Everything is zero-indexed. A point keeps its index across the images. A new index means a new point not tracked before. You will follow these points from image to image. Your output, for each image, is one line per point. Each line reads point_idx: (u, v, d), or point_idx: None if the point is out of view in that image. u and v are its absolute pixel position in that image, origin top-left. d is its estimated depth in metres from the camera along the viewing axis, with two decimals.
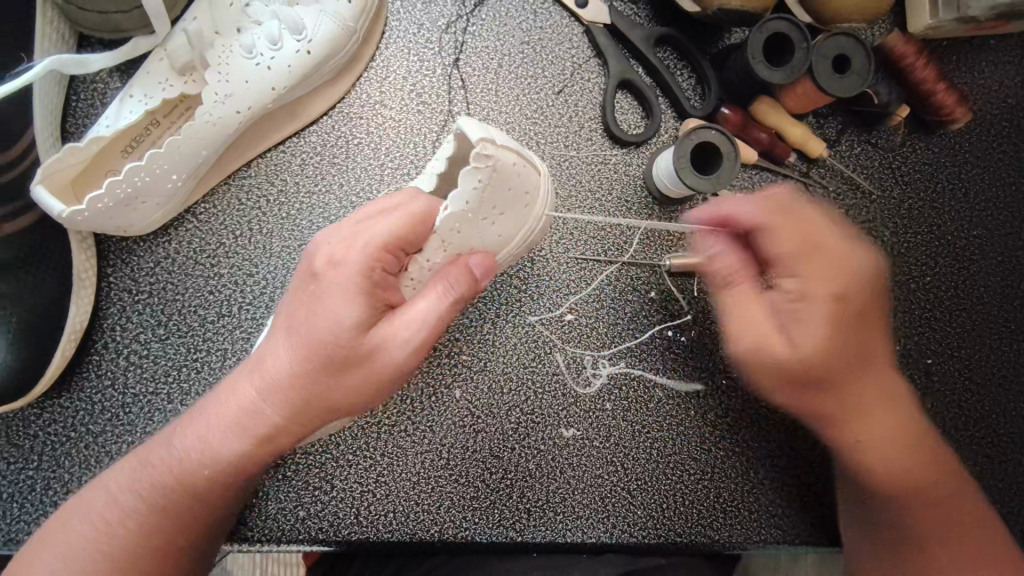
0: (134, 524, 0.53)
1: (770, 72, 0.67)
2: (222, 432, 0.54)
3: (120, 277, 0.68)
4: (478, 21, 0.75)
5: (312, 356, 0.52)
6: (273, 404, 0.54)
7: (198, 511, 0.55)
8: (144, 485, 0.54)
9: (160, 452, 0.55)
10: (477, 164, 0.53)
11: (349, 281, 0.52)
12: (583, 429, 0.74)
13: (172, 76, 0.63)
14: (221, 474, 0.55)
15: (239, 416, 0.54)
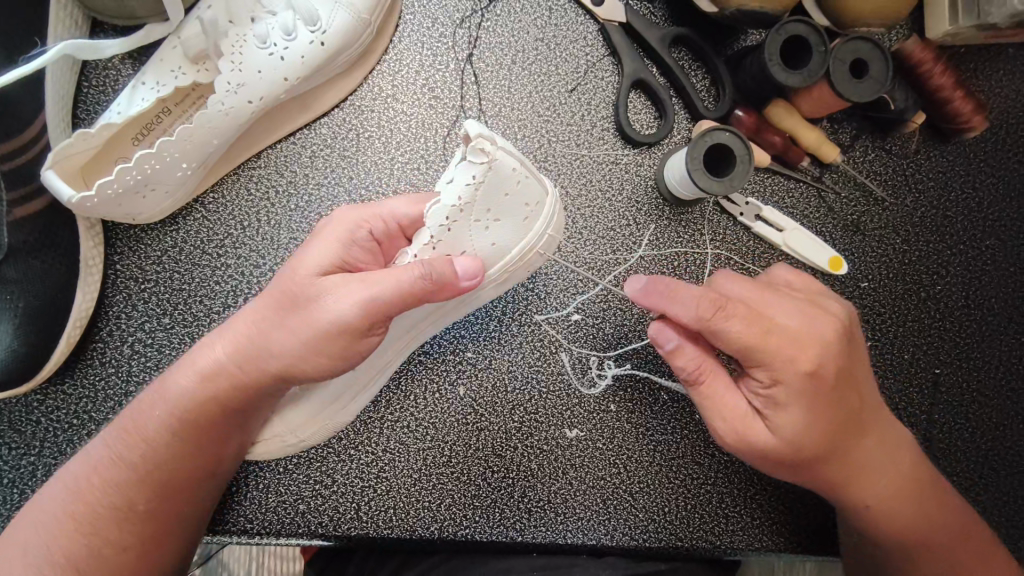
0: (103, 478, 0.56)
1: (787, 75, 0.67)
2: (179, 373, 0.58)
3: (126, 265, 0.68)
4: (493, 17, 0.74)
5: (269, 303, 0.55)
6: (225, 344, 0.57)
7: (163, 473, 0.57)
8: (112, 431, 0.58)
9: (131, 406, 0.59)
10: (473, 158, 0.52)
11: (327, 238, 0.57)
12: (587, 430, 0.73)
13: (186, 65, 0.63)
14: (176, 423, 0.57)
15: (198, 361, 0.57)
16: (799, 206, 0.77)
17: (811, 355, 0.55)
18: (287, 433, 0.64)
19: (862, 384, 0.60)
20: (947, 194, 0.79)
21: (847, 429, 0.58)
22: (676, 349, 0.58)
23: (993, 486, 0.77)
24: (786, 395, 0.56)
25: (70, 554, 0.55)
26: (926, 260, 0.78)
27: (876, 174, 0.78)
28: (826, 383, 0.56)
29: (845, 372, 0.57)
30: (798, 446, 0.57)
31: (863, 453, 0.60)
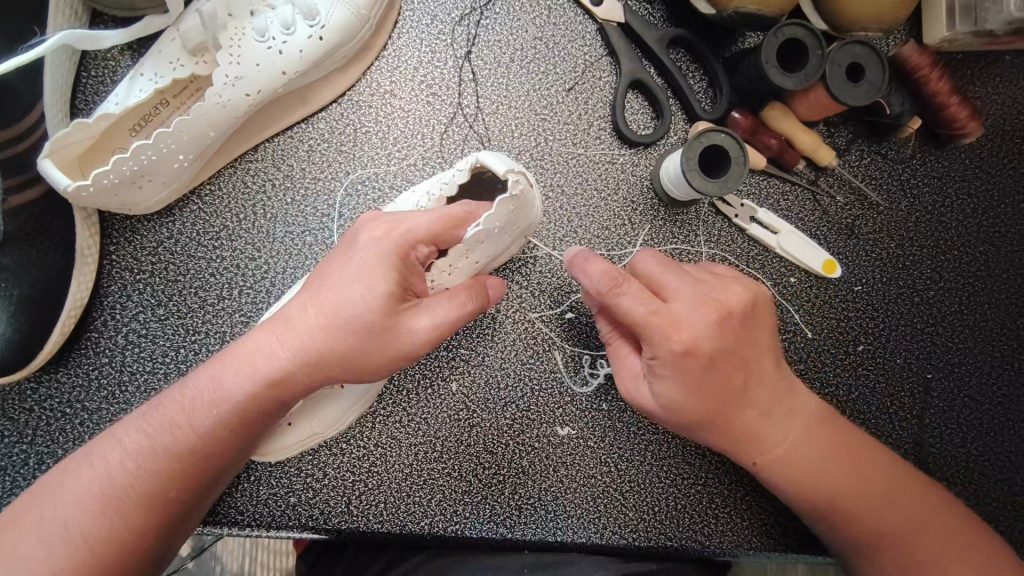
0: (144, 470, 0.53)
1: (784, 78, 0.67)
2: (234, 371, 0.55)
3: (122, 255, 0.68)
4: (492, 15, 0.74)
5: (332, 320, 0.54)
6: (288, 351, 0.54)
7: (198, 467, 0.55)
8: (154, 418, 0.55)
9: (173, 396, 0.56)
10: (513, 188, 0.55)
11: (375, 258, 0.54)
12: (578, 428, 0.74)
13: (184, 57, 0.63)
14: (222, 419, 0.54)
15: (254, 364, 0.55)
16: (794, 209, 0.77)
17: (691, 337, 0.56)
18: (323, 429, 0.67)
19: (753, 358, 0.59)
20: (942, 199, 0.79)
21: (733, 401, 0.59)
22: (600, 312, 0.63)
23: (984, 490, 0.78)
24: (665, 370, 0.57)
25: (93, 549, 0.51)
26: (921, 264, 0.79)
27: (871, 178, 0.79)
28: (700, 361, 0.56)
29: (731, 349, 0.57)
30: (685, 413, 0.58)
31: (751, 422, 0.60)
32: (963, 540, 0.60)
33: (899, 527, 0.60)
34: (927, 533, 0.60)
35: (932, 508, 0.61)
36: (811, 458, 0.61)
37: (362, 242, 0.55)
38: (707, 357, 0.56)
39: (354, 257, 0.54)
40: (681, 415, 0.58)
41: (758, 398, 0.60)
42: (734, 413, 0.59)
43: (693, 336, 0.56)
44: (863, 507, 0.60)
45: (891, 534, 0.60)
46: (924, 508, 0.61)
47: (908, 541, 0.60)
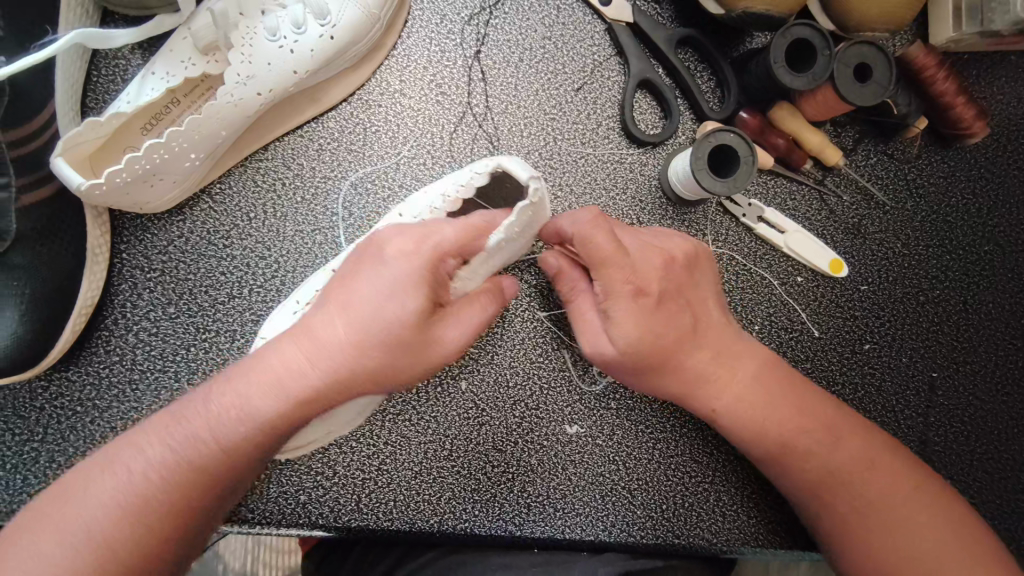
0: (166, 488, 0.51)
1: (792, 78, 0.67)
2: (263, 388, 0.52)
3: (132, 254, 0.68)
4: (502, 14, 0.74)
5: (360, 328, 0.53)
6: (320, 370, 0.52)
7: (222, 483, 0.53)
8: (179, 429, 0.52)
9: (201, 410, 0.53)
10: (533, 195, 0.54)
11: (409, 274, 0.51)
12: (587, 426, 0.74)
13: (196, 55, 0.63)
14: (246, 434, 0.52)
15: (286, 384, 0.52)
16: (801, 208, 0.78)
17: (638, 277, 0.58)
18: (338, 429, 0.67)
19: (694, 303, 0.63)
20: (948, 199, 0.79)
21: (683, 342, 0.61)
22: (558, 271, 0.62)
23: (988, 488, 0.78)
24: (619, 309, 0.58)
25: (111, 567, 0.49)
26: (926, 263, 0.79)
27: (877, 177, 0.79)
28: (651, 299, 0.59)
29: (674, 290, 0.61)
30: (642, 351, 0.59)
31: (701, 362, 0.62)
32: (906, 482, 0.62)
33: (846, 468, 0.62)
34: (872, 475, 0.62)
35: (878, 453, 0.63)
36: (757, 398, 0.63)
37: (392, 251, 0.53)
38: (657, 296, 0.59)
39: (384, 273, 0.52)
40: (637, 355, 0.59)
41: (706, 341, 0.62)
42: (682, 353, 0.61)
43: (642, 276, 0.58)
44: (811, 446, 0.62)
45: (837, 476, 0.62)
46: (874, 455, 0.63)
47: (852, 481, 0.62)
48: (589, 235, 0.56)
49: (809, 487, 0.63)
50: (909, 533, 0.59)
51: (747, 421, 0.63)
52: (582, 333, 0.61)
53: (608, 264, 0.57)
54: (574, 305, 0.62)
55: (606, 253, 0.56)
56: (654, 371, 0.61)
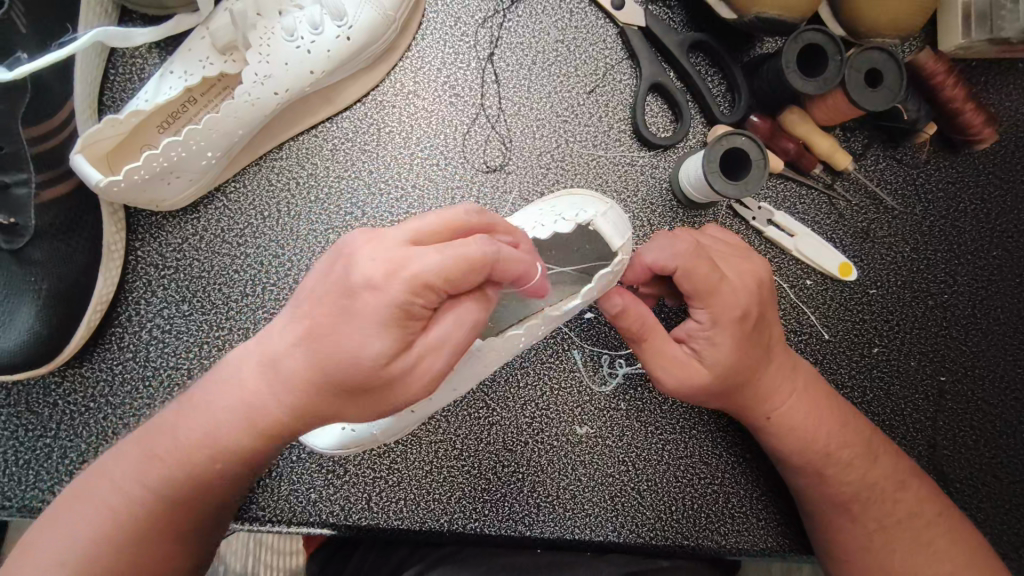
0: (131, 510, 0.52)
1: (803, 82, 0.68)
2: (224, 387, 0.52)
3: (147, 251, 0.68)
4: (515, 17, 0.75)
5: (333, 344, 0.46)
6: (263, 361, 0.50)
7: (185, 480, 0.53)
8: (139, 451, 0.54)
9: (158, 430, 0.54)
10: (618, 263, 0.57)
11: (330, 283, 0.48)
12: (597, 427, 0.74)
13: (214, 54, 0.63)
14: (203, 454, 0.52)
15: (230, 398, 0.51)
16: (811, 212, 0.78)
17: (744, 300, 0.60)
18: (385, 437, 0.63)
19: (774, 327, 0.64)
20: (956, 204, 0.80)
21: (761, 362, 0.62)
22: (623, 311, 0.59)
23: (996, 492, 0.78)
24: (723, 335, 0.59)
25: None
26: (934, 268, 0.79)
27: (886, 182, 0.80)
28: (751, 323, 0.60)
29: (764, 314, 0.62)
30: (726, 373, 0.60)
31: (771, 376, 0.63)
32: (928, 509, 0.64)
33: (880, 486, 0.64)
34: (900, 496, 0.64)
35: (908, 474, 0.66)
36: (811, 412, 0.64)
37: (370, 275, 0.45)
38: (754, 322, 0.60)
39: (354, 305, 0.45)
40: (724, 374, 0.60)
41: (778, 359, 0.64)
42: (764, 370, 0.62)
43: (746, 300, 0.60)
44: (849, 461, 0.64)
45: (871, 495, 0.63)
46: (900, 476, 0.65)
47: (880, 502, 0.63)
48: (694, 267, 0.58)
49: (841, 504, 0.64)
50: (930, 556, 0.62)
51: (800, 436, 0.64)
52: (664, 364, 0.61)
53: (717, 295, 0.59)
54: (655, 340, 0.60)
55: (711, 282, 0.58)
56: (732, 390, 0.62)
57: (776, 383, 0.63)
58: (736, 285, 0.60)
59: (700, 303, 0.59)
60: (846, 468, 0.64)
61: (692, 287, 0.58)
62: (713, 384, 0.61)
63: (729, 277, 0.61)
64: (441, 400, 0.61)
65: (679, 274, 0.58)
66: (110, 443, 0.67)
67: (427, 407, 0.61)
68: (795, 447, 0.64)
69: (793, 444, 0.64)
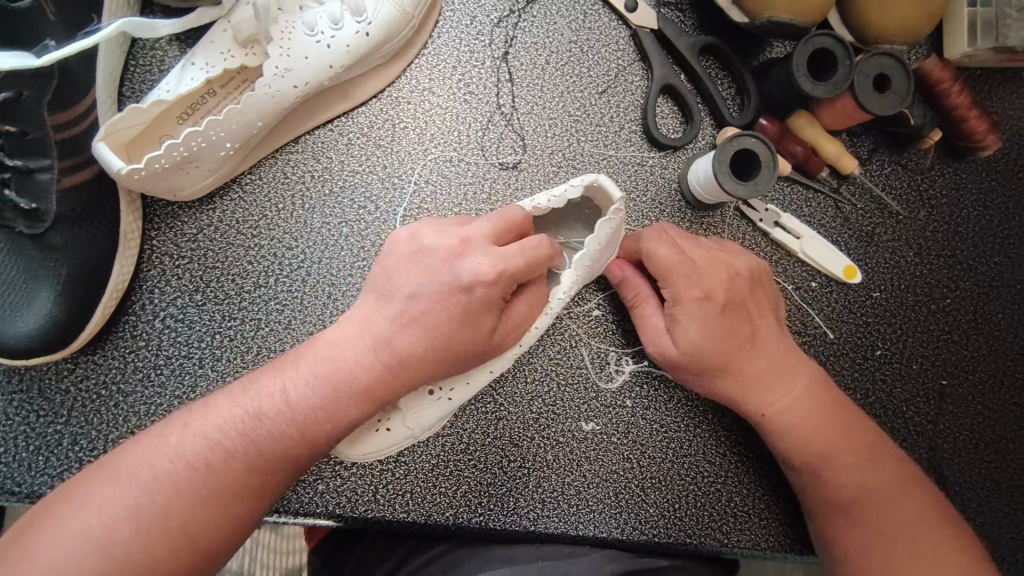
0: (214, 475, 0.51)
1: (813, 86, 0.69)
2: (338, 364, 0.54)
3: (162, 241, 0.69)
4: (530, 18, 0.76)
5: (442, 341, 0.53)
6: (369, 352, 0.54)
7: (272, 459, 0.52)
8: (241, 417, 0.53)
9: (260, 398, 0.54)
10: (610, 216, 0.59)
11: (420, 268, 0.55)
12: (603, 423, 0.75)
13: (235, 47, 0.64)
14: (299, 428, 0.53)
15: (342, 373, 0.53)
16: (816, 215, 0.80)
17: (706, 283, 0.64)
18: (420, 434, 0.64)
19: (757, 315, 0.66)
20: (959, 210, 0.81)
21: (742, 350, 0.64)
22: (622, 281, 0.69)
23: (995, 495, 0.79)
24: (686, 312, 0.64)
25: (128, 554, 0.48)
26: (937, 272, 0.81)
27: (891, 188, 0.81)
28: (717, 306, 0.64)
29: (738, 298, 0.65)
30: (698, 356, 0.64)
31: (758, 368, 0.65)
32: (935, 506, 0.65)
33: (888, 483, 0.65)
34: (904, 494, 0.64)
35: (909, 474, 0.66)
36: (806, 411, 0.65)
37: (469, 263, 0.53)
38: (722, 306, 0.64)
39: (466, 300, 0.53)
40: (700, 356, 0.64)
41: (764, 350, 0.65)
42: (745, 359, 0.64)
43: (705, 282, 0.64)
44: (857, 455, 0.65)
45: (874, 492, 0.64)
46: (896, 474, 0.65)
47: (883, 499, 0.64)
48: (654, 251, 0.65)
49: (847, 498, 0.65)
50: None
51: (803, 429, 0.65)
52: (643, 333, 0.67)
53: (670, 275, 0.65)
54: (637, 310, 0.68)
55: (670, 265, 0.65)
56: (717, 377, 0.65)
57: (763, 376, 0.65)
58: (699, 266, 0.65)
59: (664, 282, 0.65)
60: (846, 464, 0.65)
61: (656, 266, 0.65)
62: (682, 360, 0.64)
63: (698, 260, 0.65)
64: (475, 383, 0.63)
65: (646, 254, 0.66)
66: (121, 430, 0.67)
67: (463, 391, 0.63)
68: (794, 440, 0.65)
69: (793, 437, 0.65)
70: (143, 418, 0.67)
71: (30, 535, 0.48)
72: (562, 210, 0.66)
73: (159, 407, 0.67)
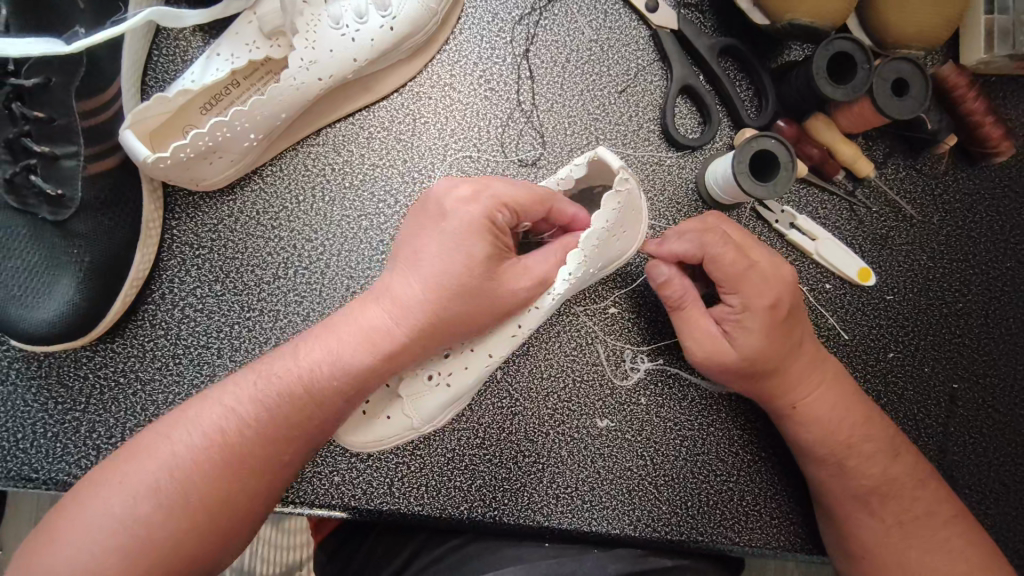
0: (229, 441, 0.51)
1: (833, 89, 0.69)
2: (357, 317, 0.54)
3: (183, 230, 0.69)
4: (551, 16, 0.77)
5: (445, 277, 0.52)
6: (377, 305, 0.54)
7: (285, 423, 0.52)
8: (254, 381, 0.54)
9: (274, 361, 0.55)
10: (617, 187, 0.54)
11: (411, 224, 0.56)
12: (617, 421, 0.75)
13: (260, 39, 0.65)
14: (311, 385, 0.53)
15: (349, 327, 0.54)
16: (831, 218, 0.80)
17: (775, 290, 0.63)
18: (421, 425, 0.62)
19: (801, 317, 0.67)
20: (973, 216, 0.82)
21: (788, 352, 0.64)
22: (665, 281, 0.66)
23: (1003, 499, 0.80)
24: (753, 320, 0.63)
25: (148, 529, 0.48)
26: (949, 276, 0.81)
27: (906, 192, 0.81)
28: (784, 316, 0.64)
29: (795, 304, 0.65)
30: (756, 361, 0.63)
31: (799, 369, 0.65)
32: (950, 507, 0.65)
33: (900, 481, 0.65)
34: (918, 494, 0.65)
35: (925, 470, 0.67)
36: (837, 403, 0.66)
37: (453, 194, 0.55)
38: (787, 315, 0.64)
39: (455, 230, 0.53)
40: (760, 360, 0.63)
41: (801, 348, 0.66)
42: (789, 361, 0.65)
43: (777, 291, 0.63)
44: (870, 452, 0.65)
45: (889, 490, 0.65)
46: (917, 472, 0.66)
47: (898, 498, 0.65)
48: (721, 258, 0.63)
49: (861, 495, 0.65)
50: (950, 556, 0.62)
51: (824, 427, 0.66)
52: (694, 339, 0.65)
53: (743, 281, 0.63)
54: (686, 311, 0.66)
55: (739, 273, 0.63)
56: (759, 380, 0.65)
57: (801, 373, 0.65)
58: (766, 273, 0.64)
59: (732, 289, 0.64)
60: (867, 465, 0.65)
61: (722, 275, 0.63)
62: (741, 366, 0.64)
63: (761, 264, 0.64)
64: (474, 369, 0.61)
65: (707, 261, 0.64)
66: (138, 419, 0.67)
67: (462, 377, 0.61)
68: (820, 439, 0.66)
69: (817, 436, 0.66)
70: (160, 407, 0.67)
71: (53, 520, 0.49)
72: (574, 194, 0.66)
73: (177, 396, 0.68)
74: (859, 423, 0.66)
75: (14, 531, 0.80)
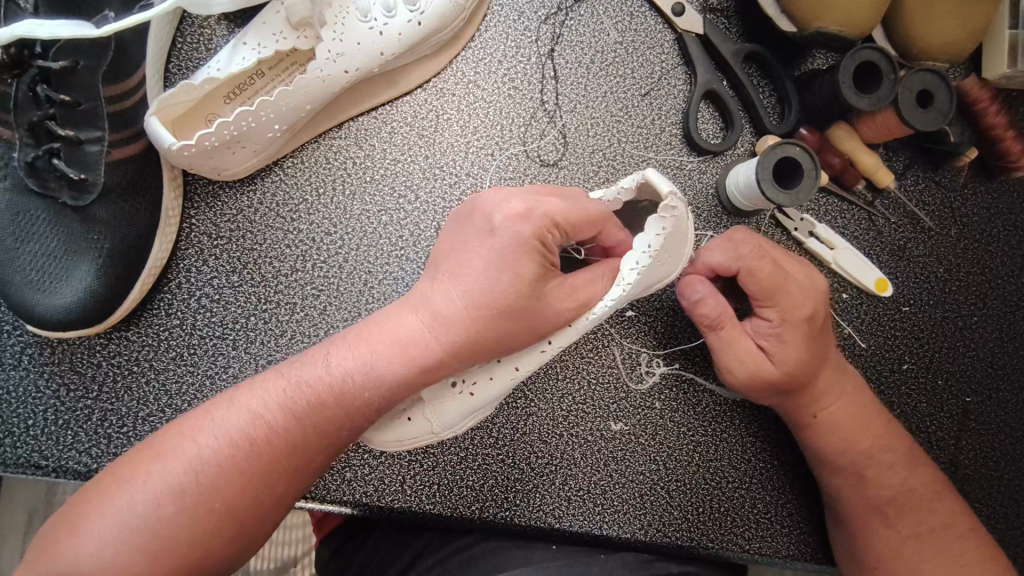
0: (255, 447, 0.50)
1: (858, 98, 0.69)
2: (402, 329, 0.53)
3: (201, 220, 0.69)
4: (577, 16, 0.77)
5: (491, 296, 0.52)
6: (420, 320, 0.53)
7: (312, 432, 0.52)
8: (282, 388, 0.53)
9: (306, 366, 0.54)
10: (663, 213, 0.54)
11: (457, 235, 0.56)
12: (631, 424, 0.75)
13: (287, 29, 0.64)
14: (343, 399, 0.52)
15: (390, 340, 0.53)
16: (850, 227, 0.80)
17: (810, 303, 0.65)
18: (443, 430, 0.61)
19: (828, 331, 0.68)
20: (990, 230, 0.82)
21: (820, 363, 0.65)
22: (701, 300, 0.64)
23: (1013, 515, 0.80)
24: (790, 331, 0.64)
25: (170, 531, 0.48)
26: (965, 289, 0.81)
27: (924, 203, 0.81)
28: (819, 325, 0.65)
29: (825, 319, 0.67)
30: (793, 373, 0.64)
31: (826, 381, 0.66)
32: (963, 520, 0.65)
33: (919, 490, 0.65)
34: (933, 506, 0.65)
35: (942, 483, 0.67)
36: (860, 415, 0.67)
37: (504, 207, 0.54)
38: (820, 325, 0.66)
39: (503, 247, 0.52)
40: (794, 374, 0.64)
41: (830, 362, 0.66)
42: (819, 372, 0.65)
43: (814, 302, 0.65)
44: (891, 464, 0.66)
45: (906, 501, 0.65)
46: (937, 484, 0.67)
47: (914, 510, 0.65)
48: (758, 270, 0.64)
49: (876, 506, 0.65)
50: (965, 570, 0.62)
51: (848, 437, 0.66)
52: (735, 359, 0.64)
53: (782, 294, 0.64)
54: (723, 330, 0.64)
55: (773, 283, 0.64)
56: (790, 393, 0.65)
57: (831, 388, 0.66)
58: (800, 288, 0.65)
59: (769, 303, 0.65)
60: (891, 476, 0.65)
61: (760, 285, 0.64)
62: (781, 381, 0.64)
63: (795, 276, 0.65)
64: (499, 380, 0.61)
65: (742, 274, 0.64)
66: (151, 408, 0.67)
67: (487, 387, 0.60)
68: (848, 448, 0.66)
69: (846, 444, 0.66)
70: (174, 396, 0.67)
71: (80, 510, 0.49)
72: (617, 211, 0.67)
73: (191, 386, 0.67)
74: (882, 431, 0.67)
75: (18, 516, 0.80)
